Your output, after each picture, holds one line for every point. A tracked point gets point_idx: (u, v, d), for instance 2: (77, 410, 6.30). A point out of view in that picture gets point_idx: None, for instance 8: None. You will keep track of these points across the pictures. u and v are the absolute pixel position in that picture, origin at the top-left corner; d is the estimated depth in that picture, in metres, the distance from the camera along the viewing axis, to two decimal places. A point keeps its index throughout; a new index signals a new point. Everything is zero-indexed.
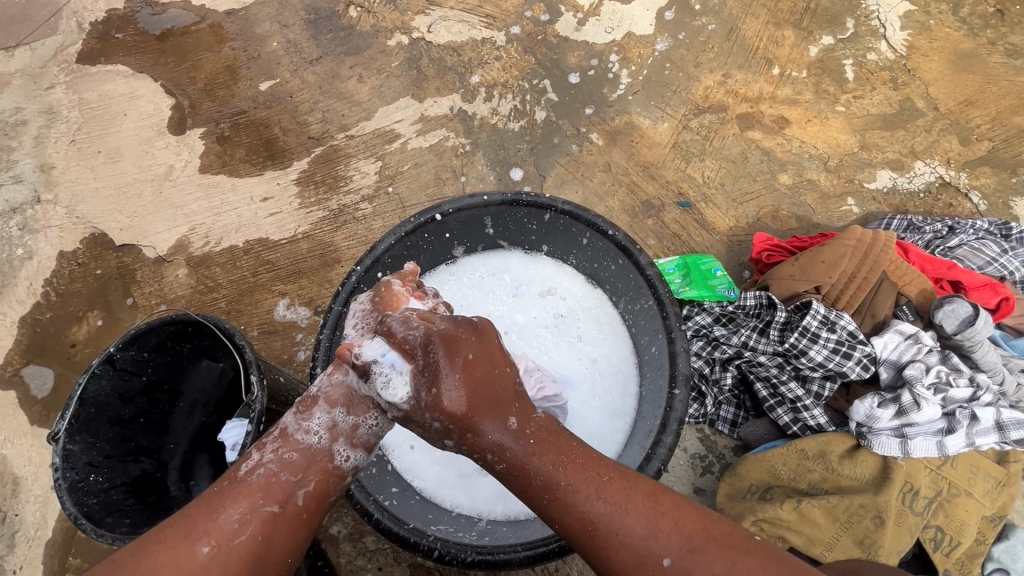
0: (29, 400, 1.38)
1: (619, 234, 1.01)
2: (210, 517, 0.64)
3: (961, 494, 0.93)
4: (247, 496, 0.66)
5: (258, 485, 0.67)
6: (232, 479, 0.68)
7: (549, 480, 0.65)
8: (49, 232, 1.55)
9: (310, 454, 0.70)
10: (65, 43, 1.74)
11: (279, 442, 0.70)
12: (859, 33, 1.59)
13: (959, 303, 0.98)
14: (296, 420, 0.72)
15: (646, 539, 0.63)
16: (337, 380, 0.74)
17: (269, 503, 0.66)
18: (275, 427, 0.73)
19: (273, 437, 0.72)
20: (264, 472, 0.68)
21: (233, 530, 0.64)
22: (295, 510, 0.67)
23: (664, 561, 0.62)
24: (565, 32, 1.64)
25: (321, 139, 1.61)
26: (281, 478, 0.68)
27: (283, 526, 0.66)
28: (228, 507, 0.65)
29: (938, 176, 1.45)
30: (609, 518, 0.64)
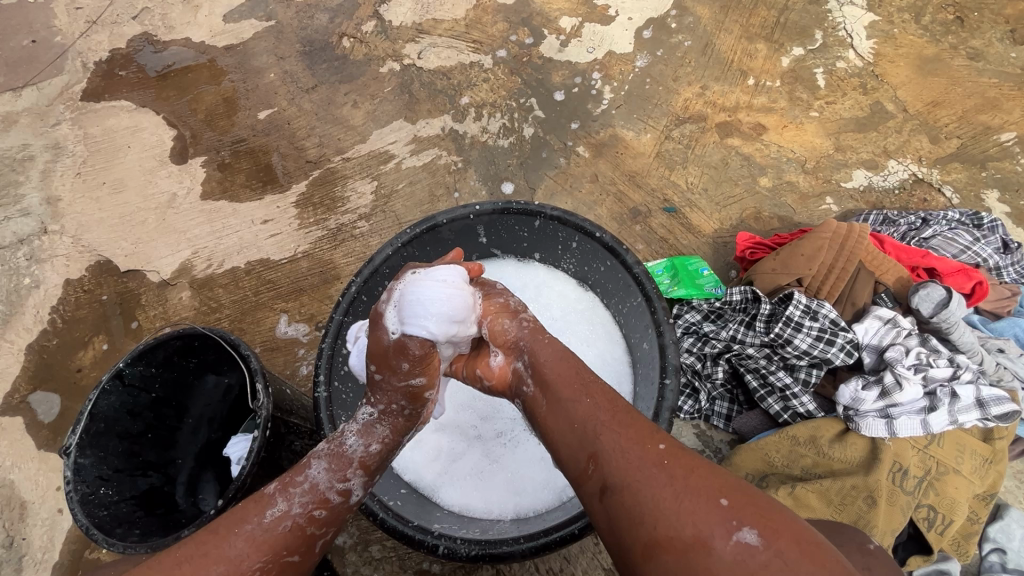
0: (36, 424, 1.41)
1: (606, 236, 1.06)
2: (219, 551, 0.64)
3: (950, 472, 0.96)
4: (272, 547, 0.66)
5: (286, 534, 0.68)
6: (254, 525, 0.67)
7: (582, 388, 0.71)
8: (56, 261, 1.59)
9: (337, 509, 0.73)
10: (70, 82, 1.82)
11: (310, 497, 0.71)
12: (828, 43, 1.68)
13: (933, 287, 1.02)
14: (328, 478, 0.74)
15: (651, 429, 0.63)
16: (372, 447, 0.79)
17: (292, 554, 0.68)
18: (301, 474, 0.73)
19: (302, 489, 0.72)
20: (292, 524, 0.69)
21: None
22: (308, 558, 0.70)
23: (660, 446, 0.61)
24: (549, 53, 1.73)
25: (319, 162, 1.68)
26: (307, 530, 0.70)
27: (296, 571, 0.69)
28: (247, 550, 0.65)
29: (911, 174, 1.51)
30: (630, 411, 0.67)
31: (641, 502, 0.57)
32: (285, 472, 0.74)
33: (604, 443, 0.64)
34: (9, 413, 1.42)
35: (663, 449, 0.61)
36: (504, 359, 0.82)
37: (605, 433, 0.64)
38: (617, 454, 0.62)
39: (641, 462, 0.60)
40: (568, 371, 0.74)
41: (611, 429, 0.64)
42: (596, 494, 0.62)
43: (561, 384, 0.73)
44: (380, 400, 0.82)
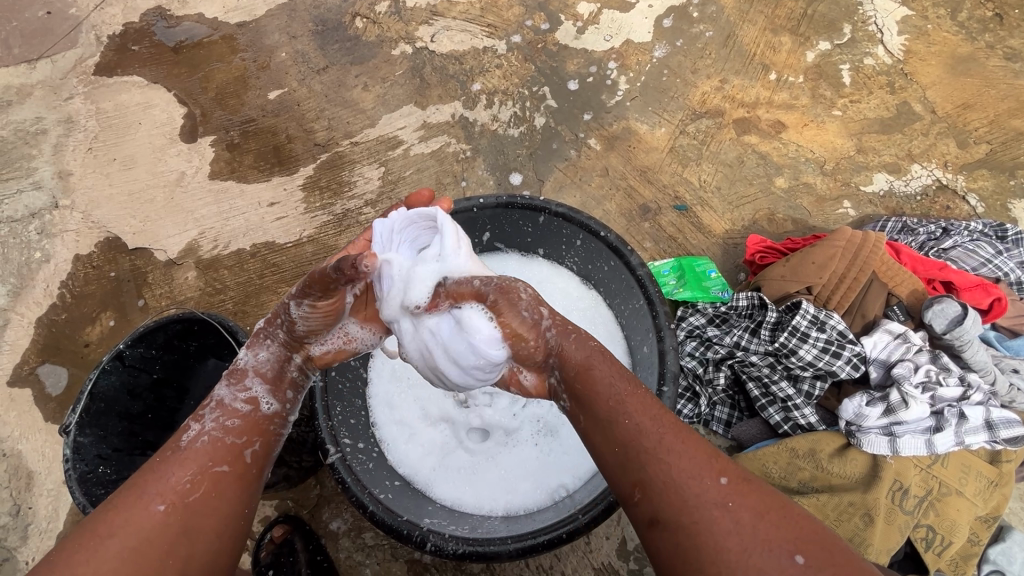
0: (44, 397, 1.43)
1: (610, 235, 1.04)
2: (148, 476, 0.66)
3: (952, 493, 0.93)
4: (194, 460, 0.68)
5: (209, 446, 0.70)
6: (175, 448, 0.69)
7: (625, 404, 0.66)
8: (66, 236, 1.61)
9: (251, 419, 0.75)
10: (84, 56, 1.81)
11: (219, 412, 0.73)
12: (857, 38, 1.61)
13: (948, 303, 0.99)
14: (232, 391, 0.76)
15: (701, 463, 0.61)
16: (264, 356, 0.79)
17: (218, 463, 0.69)
18: (208, 401, 0.75)
19: (211, 408, 0.74)
20: (208, 438, 0.70)
21: (187, 488, 0.66)
22: (243, 467, 0.71)
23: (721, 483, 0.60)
24: (564, 40, 1.68)
25: (327, 145, 1.66)
26: (225, 440, 0.71)
27: (232, 481, 0.69)
28: (175, 469, 0.67)
29: (935, 179, 1.45)
30: (674, 435, 0.63)
31: (704, 549, 0.56)
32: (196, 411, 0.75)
33: (655, 474, 0.62)
34: (18, 384, 1.44)
35: (725, 485, 0.59)
36: (535, 375, 0.76)
37: (662, 461, 0.61)
38: (678, 489, 0.60)
39: (706, 503, 0.58)
40: (612, 376, 0.69)
41: (668, 461, 0.61)
42: (645, 523, 0.61)
43: (605, 390, 0.68)
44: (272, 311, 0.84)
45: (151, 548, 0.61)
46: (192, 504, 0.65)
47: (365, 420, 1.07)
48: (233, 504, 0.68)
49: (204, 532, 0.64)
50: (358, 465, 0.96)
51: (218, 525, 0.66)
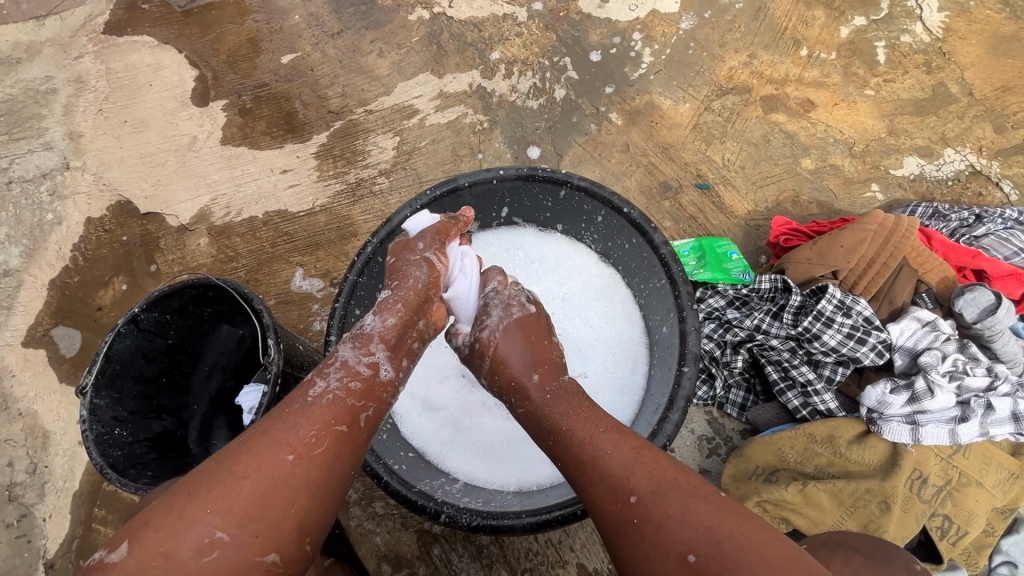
0: (58, 358, 1.44)
1: (634, 212, 1.01)
2: (281, 426, 0.69)
3: (971, 484, 0.92)
4: (321, 415, 0.71)
5: (335, 404, 0.73)
6: (303, 399, 0.73)
7: (558, 430, 0.75)
8: (78, 198, 1.60)
9: (371, 383, 0.78)
10: (93, 14, 1.77)
11: (345, 373, 0.76)
12: (893, 14, 1.54)
13: (981, 291, 0.96)
14: (355, 353, 0.79)
15: (617, 480, 0.67)
16: (389, 326, 0.84)
17: (340, 422, 0.72)
18: (332, 360, 0.78)
19: (335, 367, 0.77)
20: (333, 396, 0.74)
21: (313, 442, 0.69)
22: (359, 430, 0.74)
23: (630, 499, 0.65)
24: (588, 9, 1.62)
25: (341, 113, 1.62)
26: (349, 401, 0.74)
27: (350, 442, 0.72)
28: (301, 422, 0.70)
29: (968, 164, 1.40)
30: (595, 456, 0.70)
31: (621, 560, 0.65)
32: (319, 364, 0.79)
33: (583, 496, 0.70)
34: (33, 345, 1.45)
35: (634, 503, 0.65)
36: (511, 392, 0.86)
37: (585, 489, 0.70)
38: (599, 515, 0.68)
39: (620, 522, 0.65)
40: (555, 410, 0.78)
41: (590, 483, 0.69)
42: None
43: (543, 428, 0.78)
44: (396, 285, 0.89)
45: (281, 495, 0.64)
46: (316, 458, 0.68)
47: None
48: (348, 465, 0.71)
49: (322, 490, 0.68)
50: (373, 434, 0.96)
51: (329, 483, 0.69)
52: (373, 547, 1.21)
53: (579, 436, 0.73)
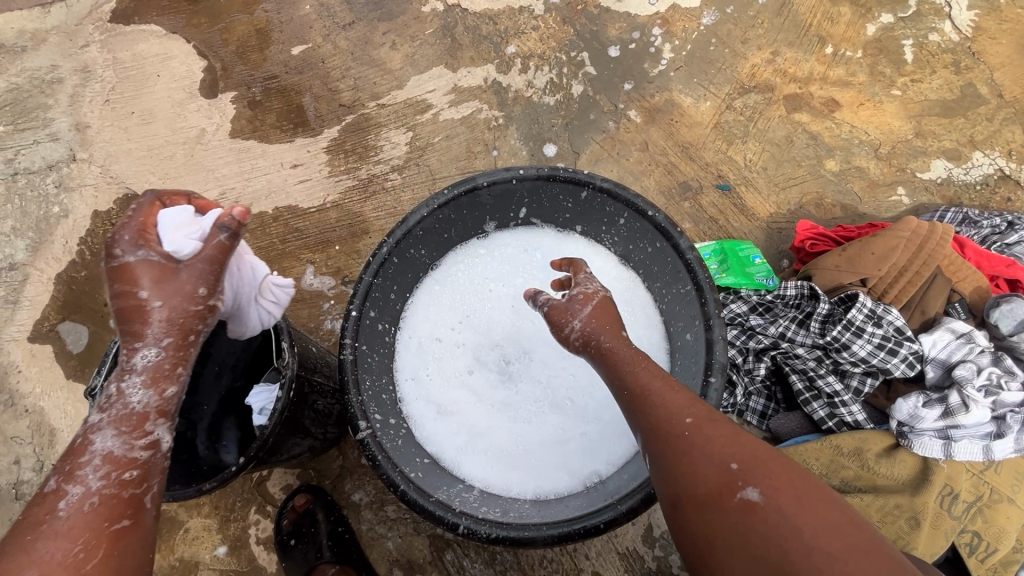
0: (65, 354, 1.42)
1: (658, 216, 0.98)
2: (27, 559, 0.55)
3: (1003, 501, 0.90)
4: (82, 532, 0.58)
5: (98, 513, 0.59)
6: (46, 520, 0.58)
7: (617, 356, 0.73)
8: (85, 191, 1.57)
9: (147, 464, 0.64)
10: (99, 1, 1.73)
11: (107, 468, 0.61)
12: (922, 12, 1.49)
13: (1018, 303, 0.94)
14: (122, 442, 0.63)
15: (675, 401, 0.68)
16: (160, 390, 0.66)
17: (116, 520, 0.60)
18: (85, 454, 0.61)
19: (90, 464, 0.61)
20: (94, 501, 0.60)
21: (80, 560, 0.57)
22: (147, 518, 0.63)
23: (688, 420, 0.66)
24: (606, 2, 1.57)
25: (353, 107, 1.59)
26: (119, 493, 0.61)
27: (138, 537, 0.61)
28: (56, 546, 0.57)
29: (997, 169, 1.37)
30: (656, 382, 0.70)
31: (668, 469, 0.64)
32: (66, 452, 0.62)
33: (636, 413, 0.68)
34: (39, 341, 1.43)
35: (691, 422, 0.65)
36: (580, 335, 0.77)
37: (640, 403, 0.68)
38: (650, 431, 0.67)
39: (668, 432, 0.65)
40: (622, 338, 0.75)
41: (647, 400, 0.68)
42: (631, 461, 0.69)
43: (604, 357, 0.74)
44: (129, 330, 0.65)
45: None
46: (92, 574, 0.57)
47: (393, 395, 1.05)
48: (141, 559, 0.61)
49: None
50: (387, 441, 0.94)
51: None
52: (385, 552, 1.20)
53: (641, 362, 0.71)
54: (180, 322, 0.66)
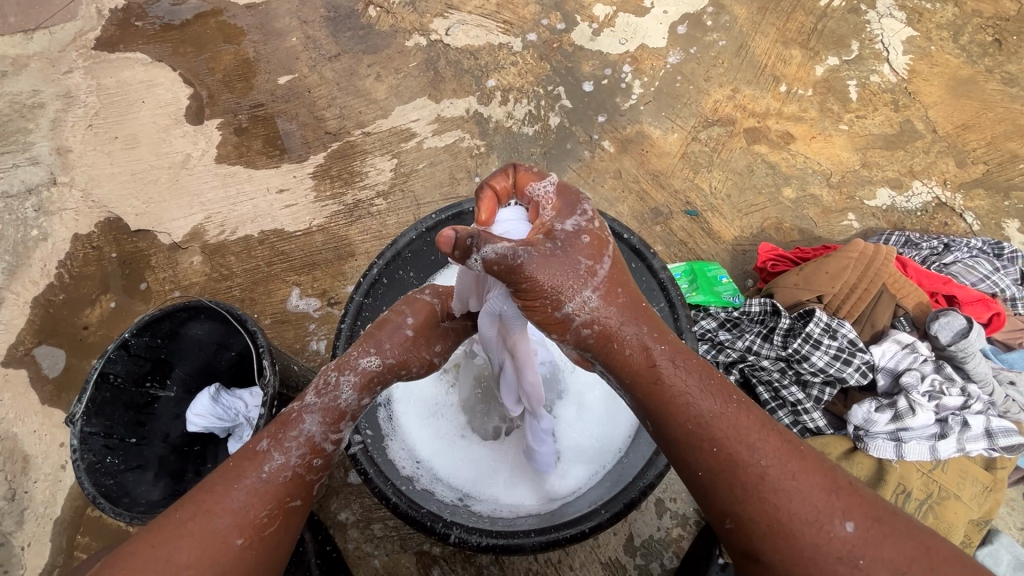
0: (40, 379, 1.40)
1: (633, 237, 1.04)
2: (222, 505, 0.62)
3: (951, 497, 0.98)
4: (272, 498, 0.63)
5: (287, 486, 0.65)
6: (253, 474, 0.63)
7: (713, 421, 0.58)
8: (65, 215, 1.57)
9: (330, 458, 0.69)
10: (84, 29, 1.76)
11: (307, 450, 0.66)
12: (863, 55, 1.65)
13: (954, 316, 1.04)
14: (321, 429, 0.68)
15: (818, 500, 0.56)
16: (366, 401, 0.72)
17: (294, 499, 0.65)
18: (294, 429, 0.67)
19: (296, 441, 0.66)
20: (289, 475, 0.65)
21: (264, 523, 0.62)
22: (311, 502, 0.68)
23: (846, 527, 0.55)
24: (580, 41, 1.69)
25: (338, 134, 1.65)
26: (306, 477, 0.66)
27: (301, 515, 0.67)
28: (251, 503, 0.62)
29: (934, 197, 1.51)
30: (779, 467, 0.57)
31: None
32: (276, 422, 0.68)
33: (763, 504, 0.56)
34: (13, 366, 1.41)
35: (851, 532, 0.54)
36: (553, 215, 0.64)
37: (766, 498, 0.56)
38: (789, 541, 0.55)
39: (829, 557, 0.54)
40: (692, 374, 0.60)
41: (773, 492, 0.56)
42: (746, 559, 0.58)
43: (683, 419, 0.59)
44: (387, 346, 0.74)
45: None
46: (268, 540, 0.63)
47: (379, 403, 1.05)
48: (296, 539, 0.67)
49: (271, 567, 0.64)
50: (378, 454, 0.94)
51: (281, 553, 0.65)
52: (371, 570, 1.20)
53: (757, 440, 0.58)
54: (410, 355, 0.75)
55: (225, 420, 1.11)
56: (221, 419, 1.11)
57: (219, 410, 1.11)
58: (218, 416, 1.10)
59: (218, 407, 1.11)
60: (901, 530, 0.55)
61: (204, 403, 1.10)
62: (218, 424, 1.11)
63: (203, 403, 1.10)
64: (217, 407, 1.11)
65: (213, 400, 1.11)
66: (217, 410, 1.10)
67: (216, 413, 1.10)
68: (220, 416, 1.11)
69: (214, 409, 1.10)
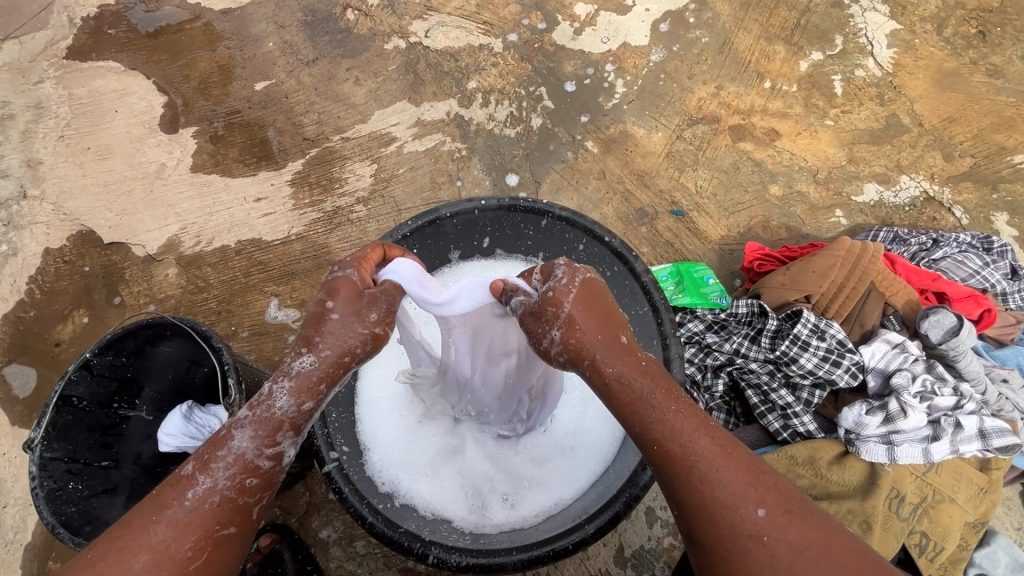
0: (10, 399, 1.36)
1: (615, 241, 1.02)
2: (139, 542, 0.57)
3: (945, 500, 0.96)
4: (197, 528, 0.59)
5: (216, 512, 0.60)
6: (173, 505, 0.60)
7: (656, 408, 0.62)
8: (35, 229, 1.53)
9: (267, 476, 0.64)
10: (55, 38, 1.72)
11: (236, 470, 0.62)
12: (848, 50, 1.63)
13: (944, 314, 1.03)
14: (254, 445, 0.64)
15: (740, 489, 0.57)
16: (303, 407, 0.67)
17: (225, 527, 0.61)
18: (222, 448, 0.63)
19: (225, 460, 0.62)
20: (219, 500, 0.61)
21: (187, 559, 0.58)
22: (249, 529, 0.63)
23: (758, 513, 0.56)
24: (561, 41, 1.66)
25: (317, 140, 1.61)
26: (238, 501, 0.62)
27: (235, 546, 0.62)
28: (172, 535, 0.58)
29: (922, 191, 1.49)
30: (706, 456, 0.59)
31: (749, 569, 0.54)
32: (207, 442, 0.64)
33: (688, 488, 0.58)
34: None
35: (763, 517, 0.56)
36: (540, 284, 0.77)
37: (692, 485, 0.58)
38: (709, 523, 0.57)
39: (739, 533, 0.56)
40: (640, 368, 0.65)
41: (700, 476, 0.58)
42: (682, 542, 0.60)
43: (631, 406, 0.63)
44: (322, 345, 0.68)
45: None
46: None
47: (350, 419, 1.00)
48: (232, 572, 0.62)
49: None
50: (354, 473, 0.91)
51: None
52: None
53: (688, 429, 0.60)
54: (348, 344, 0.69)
55: (198, 439, 1.06)
56: (193, 438, 1.06)
57: (191, 428, 1.06)
58: (190, 434, 1.06)
59: (189, 425, 1.06)
60: (811, 518, 0.56)
61: (175, 421, 1.05)
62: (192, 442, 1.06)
63: (174, 422, 1.05)
64: (188, 425, 1.06)
65: (185, 418, 1.06)
66: (189, 428, 1.06)
67: (188, 431, 1.06)
68: (193, 434, 1.06)
69: (185, 428, 1.05)
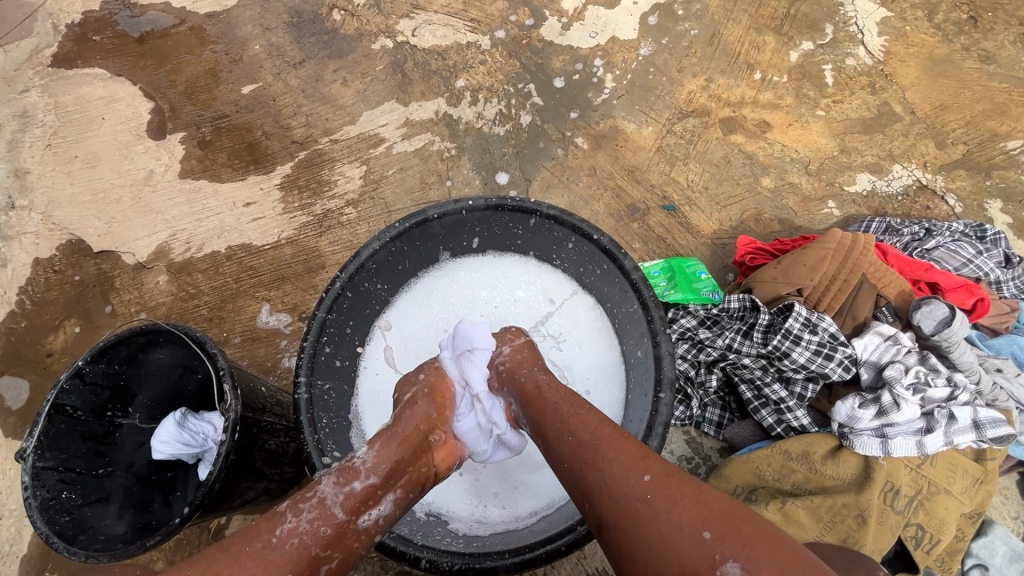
0: (4, 411, 1.35)
1: (604, 238, 1.00)
2: (231, 569, 0.57)
3: (941, 492, 0.96)
4: (277, 566, 0.59)
5: (291, 555, 0.60)
6: (263, 540, 0.60)
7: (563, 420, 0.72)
8: (24, 239, 1.52)
9: (343, 530, 0.65)
10: (40, 46, 1.70)
11: (317, 513, 0.64)
12: (838, 39, 1.62)
13: (936, 304, 1.02)
14: (335, 488, 0.67)
15: (623, 464, 0.63)
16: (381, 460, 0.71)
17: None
18: (312, 490, 0.67)
19: (311, 503, 0.65)
20: (298, 542, 0.62)
21: None
22: None
23: (645, 478, 0.60)
24: (549, 36, 1.65)
25: (305, 143, 1.60)
26: (313, 551, 0.62)
27: None
28: (256, 571, 0.58)
29: (915, 179, 1.48)
30: (599, 443, 0.66)
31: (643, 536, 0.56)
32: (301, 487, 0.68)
33: (587, 476, 0.64)
34: None
35: (645, 480, 0.60)
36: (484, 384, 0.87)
37: (589, 471, 0.64)
38: (599, 501, 0.62)
39: (629, 499, 0.59)
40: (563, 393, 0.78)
41: (594, 462, 0.65)
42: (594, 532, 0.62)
43: (548, 418, 0.74)
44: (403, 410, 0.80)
45: None
46: None
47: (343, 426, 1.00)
48: None
49: None
50: None
51: None
52: None
53: (588, 425, 0.69)
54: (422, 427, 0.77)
55: (193, 446, 1.06)
56: (188, 445, 1.06)
57: (186, 436, 1.06)
58: (185, 441, 1.06)
59: (184, 433, 1.06)
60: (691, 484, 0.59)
61: (169, 428, 1.05)
62: (187, 449, 1.06)
63: (168, 429, 1.05)
64: (183, 432, 1.06)
65: (180, 425, 1.06)
66: (184, 435, 1.06)
67: (182, 438, 1.06)
68: (187, 441, 1.06)
69: (179, 436, 1.05)
